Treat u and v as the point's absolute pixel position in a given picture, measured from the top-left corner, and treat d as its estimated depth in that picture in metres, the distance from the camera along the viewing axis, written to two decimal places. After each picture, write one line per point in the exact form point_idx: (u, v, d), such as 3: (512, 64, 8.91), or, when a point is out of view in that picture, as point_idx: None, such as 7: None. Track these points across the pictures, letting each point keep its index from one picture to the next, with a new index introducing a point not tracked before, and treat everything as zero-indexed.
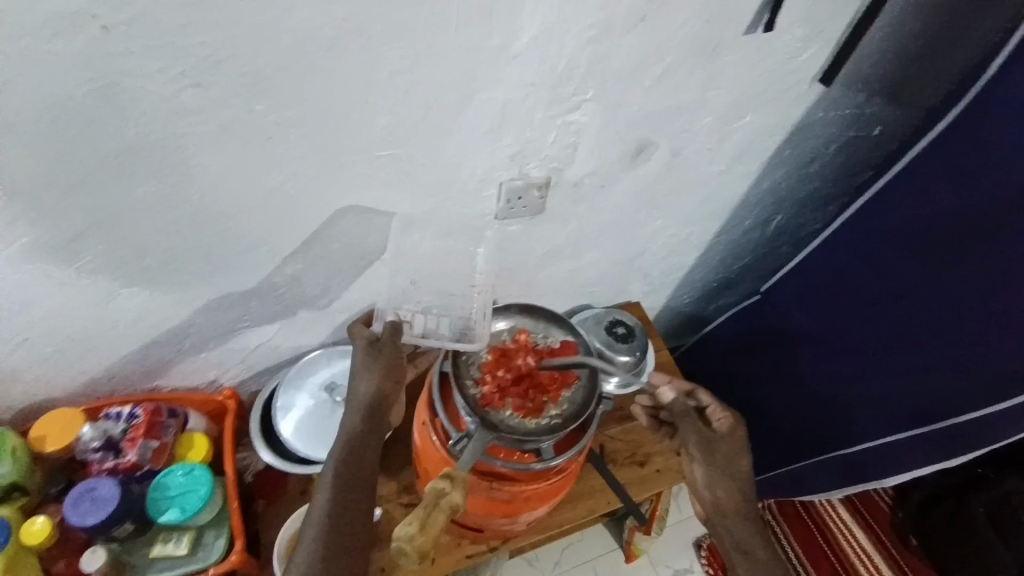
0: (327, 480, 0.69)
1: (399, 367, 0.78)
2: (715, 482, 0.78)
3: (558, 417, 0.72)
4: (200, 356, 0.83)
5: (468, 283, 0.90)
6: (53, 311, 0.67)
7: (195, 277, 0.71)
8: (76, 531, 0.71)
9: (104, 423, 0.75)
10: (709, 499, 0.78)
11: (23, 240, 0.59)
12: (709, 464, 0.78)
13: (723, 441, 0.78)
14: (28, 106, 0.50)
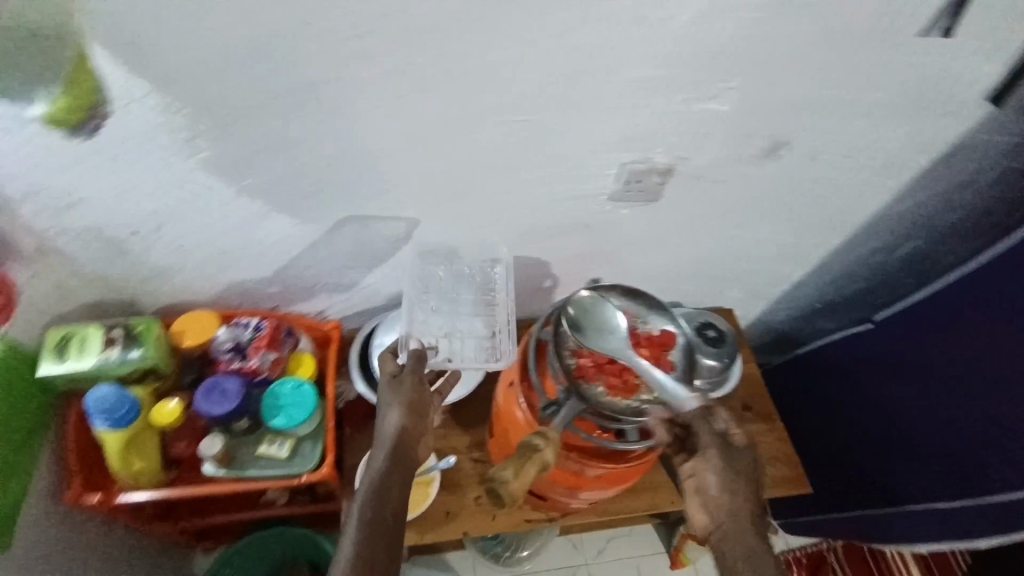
0: (355, 518, 0.65)
1: (425, 399, 0.73)
2: (724, 481, 0.64)
3: (650, 402, 0.71)
4: (316, 285, 0.91)
5: (486, 299, 0.92)
6: (210, 225, 0.76)
7: (328, 212, 0.78)
8: (200, 417, 0.81)
9: (234, 329, 0.84)
10: (727, 527, 0.63)
11: (202, 155, 0.66)
12: (729, 478, 0.65)
13: (740, 454, 0.67)
14: (232, 34, 0.56)
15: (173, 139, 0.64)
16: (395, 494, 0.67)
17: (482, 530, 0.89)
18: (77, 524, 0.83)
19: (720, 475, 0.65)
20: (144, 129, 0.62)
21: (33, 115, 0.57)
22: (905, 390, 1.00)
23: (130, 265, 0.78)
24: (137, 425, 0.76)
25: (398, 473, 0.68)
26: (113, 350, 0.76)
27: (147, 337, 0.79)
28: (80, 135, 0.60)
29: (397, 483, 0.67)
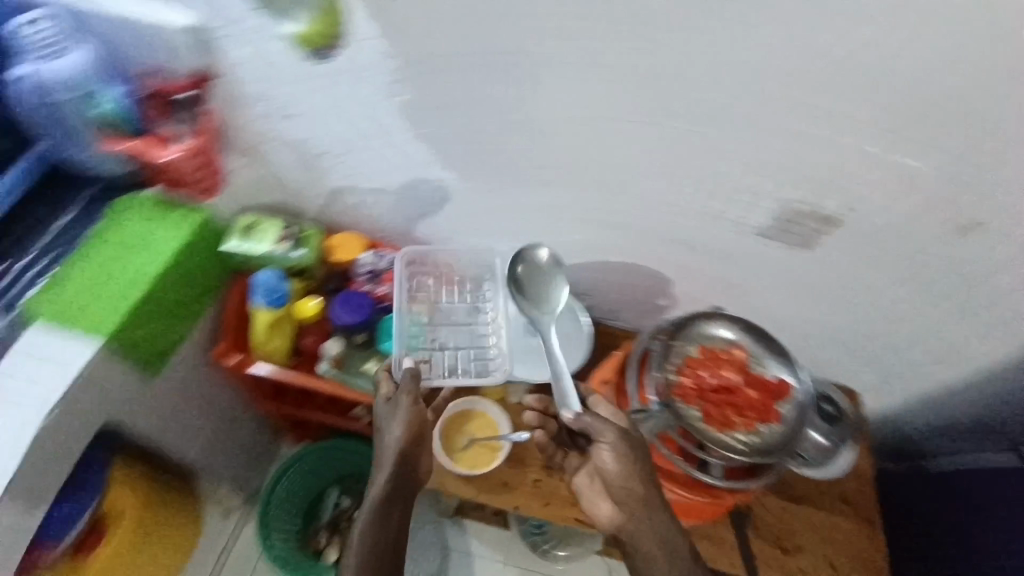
0: (360, 537, 0.67)
1: (423, 418, 0.78)
2: (626, 465, 0.63)
3: (744, 445, 0.69)
4: (451, 241, 0.96)
5: (478, 312, 1.00)
6: (383, 163, 0.83)
7: (485, 175, 0.82)
8: (331, 322, 0.92)
9: (375, 256, 0.93)
10: (636, 520, 0.62)
11: (401, 98, 0.73)
12: (629, 467, 0.63)
13: (635, 441, 0.66)
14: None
15: (383, 80, 0.71)
16: (395, 514, 0.70)
17: (532, 511, 0.91)
18: (209, 380, 0.98)
19: (624, 465, 0.63)
20: (364, 66, 0.70)
21: (291, 33, 0.67)
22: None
23: (312, 180, 0.88)
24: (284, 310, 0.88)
25: (398, 492, 0.71)
26: (283, 246, 0.88)
27: (309, 241, 0.89)
28: (321, 59, 0.69)
29: (398, 505, 0.71)
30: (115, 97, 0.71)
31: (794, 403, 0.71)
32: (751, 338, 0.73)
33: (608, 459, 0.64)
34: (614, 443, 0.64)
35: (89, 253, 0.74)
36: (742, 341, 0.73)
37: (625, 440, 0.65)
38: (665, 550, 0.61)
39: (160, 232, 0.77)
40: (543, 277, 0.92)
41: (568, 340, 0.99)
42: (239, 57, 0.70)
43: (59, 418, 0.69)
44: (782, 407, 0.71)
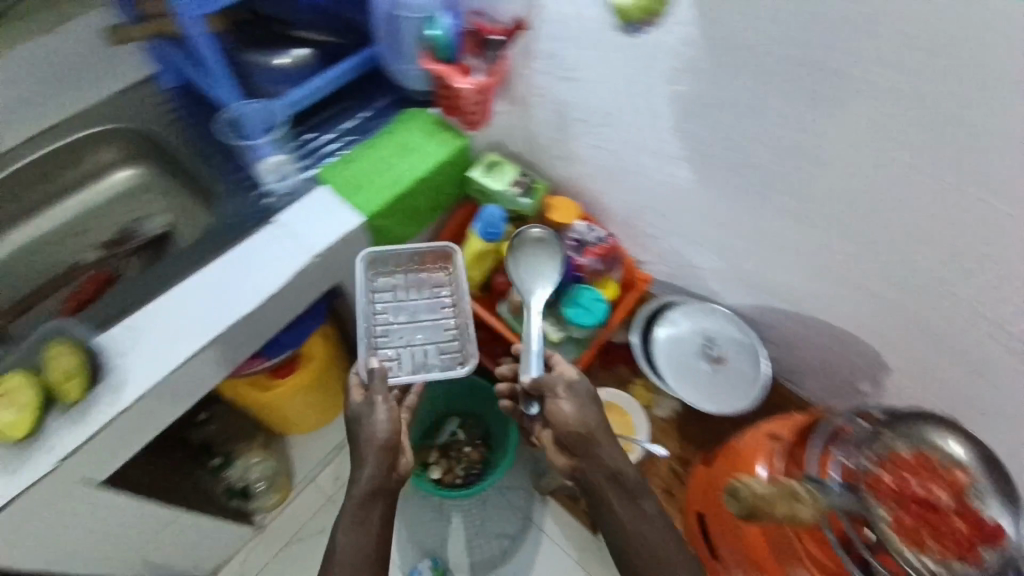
0: (344, 531, 0.68)
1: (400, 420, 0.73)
2: (583, 410, 0.71)
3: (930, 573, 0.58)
4: (659, 238, 0.95)
5: (443, 310, 0.89)
6: (631, 145, 0.84)
7: (728, 185, 0.78)
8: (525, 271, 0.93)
9: (587, 227, 0.91)
10: (584, 460, 0.70)
11: (682, 89, 0.72)
12: (576, 410, 0.71)
13: (584, 389, 0.73)
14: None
15: (672, 67, 0.70)
16: (376, 519, 0.69)
17: None
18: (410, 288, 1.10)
19: (572, 408, 0.71)
20: (663, 49, 0.69)
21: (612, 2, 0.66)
22: None
23: (556, 138, 0.93)
24: (493, 246, 0.92)
25: (374, 498, 0.70)
26: (514, 190, 0.91)
27: (535, 194, 0.92)
28: (631, 32, 0.69)
29: (377, 506, 0.70)
30: (447, 25, 0.78)
31: (1005, 556, 0.58)
32: (983, 466, 0.62)
33: (559, 408, 0.71)
34: (564, 394, 0.72)
35: (371, 148, 0.86)
36: (969, 467, 0.62)
37: (576, 387, 0.73)
38: (612, 487, 0.68)
39: (429, 146, 0.87)
40: (541, 254, 0.90)
41: (739, 384, 0.90)
42: (550, 13, 0.74)
43: (309, 267, 0.77)
44: (997, 558, 0.58)
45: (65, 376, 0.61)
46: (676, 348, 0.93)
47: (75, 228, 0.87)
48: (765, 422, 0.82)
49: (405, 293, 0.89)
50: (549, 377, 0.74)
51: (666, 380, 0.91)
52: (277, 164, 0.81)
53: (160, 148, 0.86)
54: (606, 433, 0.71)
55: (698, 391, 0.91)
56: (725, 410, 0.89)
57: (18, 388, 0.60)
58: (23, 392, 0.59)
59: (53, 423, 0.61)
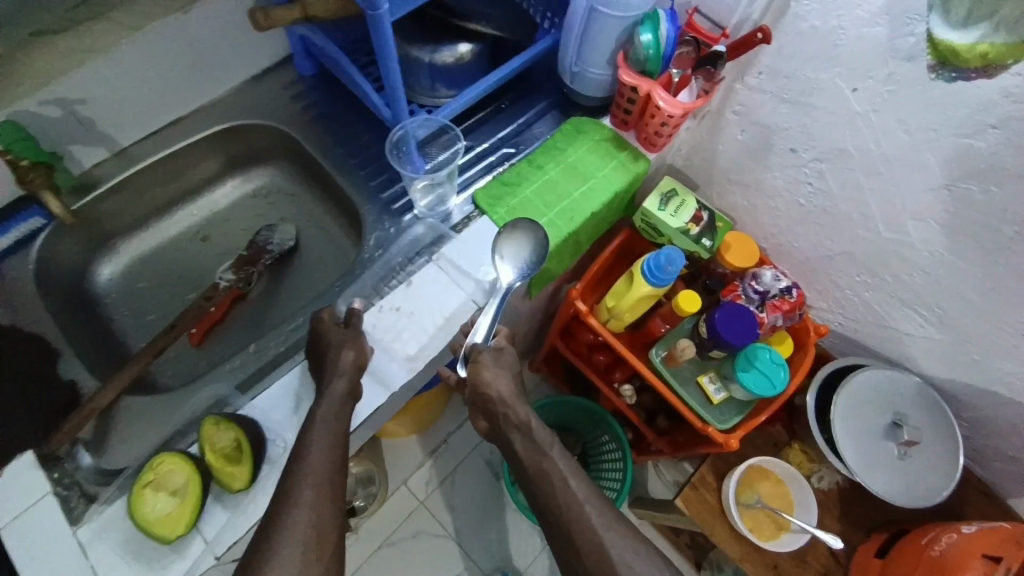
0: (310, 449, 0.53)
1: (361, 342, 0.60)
2: (495, 369, 0.64)
3: None
4: (853, 293, 0.81)
5: (455, 316, 0.67)
6: (855, 189, 0.69)
7: (995, 263, 0.62)
8: (696, 322, 0.82)
9: (774, 277, 0.79)
10: (498, 424, 0.64)
11: (976, 143, 0.55)
12: (496, 376, 0.63)
13: (505, 352, 0.66)
14: None
15: (964, 115, 0.55)
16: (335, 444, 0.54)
17: None
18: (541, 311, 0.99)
19: (492, 373, 0.63)
20: (963, 94, 0.54)
21: (931, 32, 0.52)
22: None
23: (748, 162, 0.78)
24: (662, 290, 0.79)
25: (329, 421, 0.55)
26: (694, 227, 0.80)
27: (717, 234, 0.82)
28: (948, 77, 0.54)
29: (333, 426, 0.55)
30: (664, 32, 0.66)
31: None
32: None
33: (479, 373, 0.63)
34: (482, 359, 0.63)
35: (543, 172, 0.74)
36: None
37: (498, 350, 0.65)
38: (522, 444, 0.63)
39: (607, 171, 0.75)
40: (522, 239, 0.67)
41: (931, 475, 0.79)
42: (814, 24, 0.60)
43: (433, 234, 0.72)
44: None
45: (223, 458, 0.55)
46: (858, 422, 0.81)
47: (197, 235, 0.84)
48: (967, 528, 0.70)
49: (434, 249, 0.71)
50: (477, 343, 0.64)
51: (844, 457, 0.80)
52: (428, 187, 0.72)
53: (300, 157, 0.82)
54: (523, 396, 0.65)
55: (878, 476, 0.79)
56: (911, 503, 0.77)
57: (171, 477, 0.53)
58: (180, 481, 0.53)
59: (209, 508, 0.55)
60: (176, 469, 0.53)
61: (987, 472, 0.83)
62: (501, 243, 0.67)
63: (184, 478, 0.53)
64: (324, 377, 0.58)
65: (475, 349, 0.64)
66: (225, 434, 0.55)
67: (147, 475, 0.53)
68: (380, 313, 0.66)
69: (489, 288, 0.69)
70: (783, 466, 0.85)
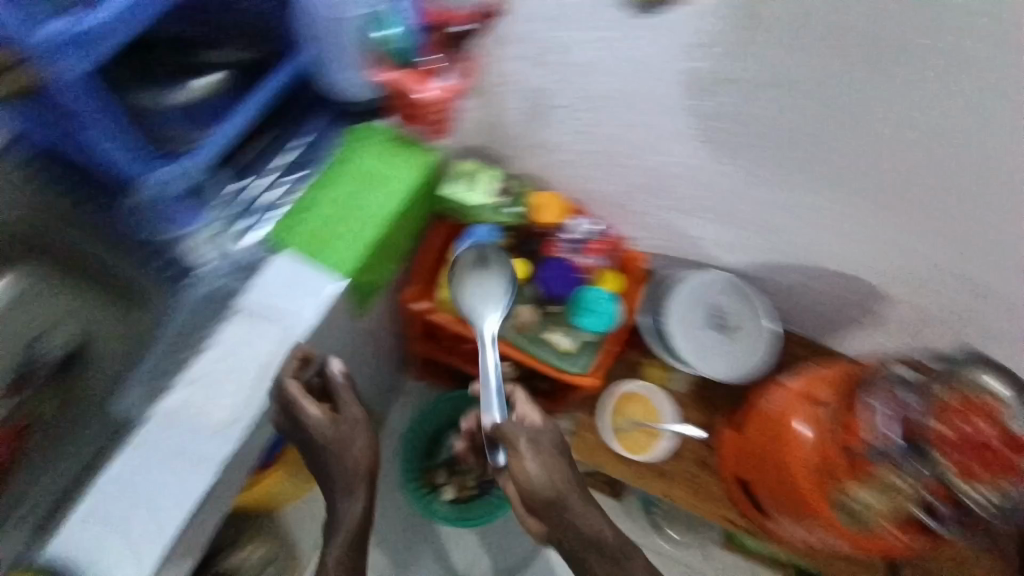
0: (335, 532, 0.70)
1: (342, 430, 0.68)
2: (548, 466, 0.67)
3: (998, 503, 0.65)
4: (653, 217, 0.90)
5: (270, 371, 0.65)
6: (622, 126, 0.77)
7: (740, 157, 0.73)
8: (529, 286, 0.87)
9: (581, 224, 0.86)
10: (553, 520, 0.69)
11: (690, 64, 0.65)
12: (539, 471, 0.67)
13: (542, 430, 0.70)
14: None
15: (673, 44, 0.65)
16: (366, 472, 0.69)
17: (682, 501, 0.92)
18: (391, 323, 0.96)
19: (539, 471, 0.67)
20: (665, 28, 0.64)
21: None
22: None
23: (531, 127, 0.83)
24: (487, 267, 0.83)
25: (351, 474, 0.69)
26: (500, 201, 0.84)
27: (524, 200, 0.85)
28: (646, 11, 0.63)
29: (359, 466, 0.69)
30: (403, 7, 0.67)
31: None
32: (1012, 392, 0.65)
33: (526, 471, 0.66)
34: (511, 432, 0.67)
35: (329, 191, 0.72)
36: (1005, 396, 0.64)
37: (529, 423, 0.69)
38: (574, 530, 0.69)
39: (398, 171, 0.75)
40: (486, 279, 0.81)
41: (754, 347, 0.92)
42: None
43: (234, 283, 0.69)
44: None
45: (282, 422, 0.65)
46: (689, 325, 0.92)
47: None
48: (790, 381, 0.79)
49: (231, 303, 0.67)
50: (511, 430, 0.67)
51: (682, 358, 0.92)
52: (209, 240, 0.69)
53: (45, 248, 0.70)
54: (572, 488, 0.69)
55: (715, 364, 0.92)
56: (744, 376, 0.91)
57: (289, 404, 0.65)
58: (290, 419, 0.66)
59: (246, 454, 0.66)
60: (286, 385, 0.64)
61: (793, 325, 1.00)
62: (467, 283, 0.80)
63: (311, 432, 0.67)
64: (325, 460, 0.69)
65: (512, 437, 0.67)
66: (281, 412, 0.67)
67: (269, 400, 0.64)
68: (188, 388, 0.63)
69: (297, 335, 0.66)
70: (641, 384, 0.95)
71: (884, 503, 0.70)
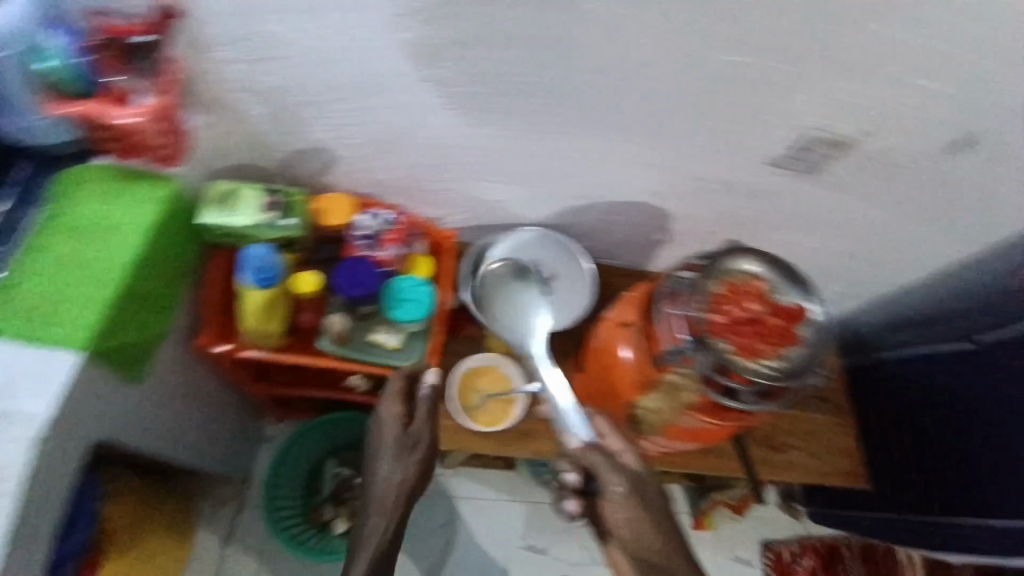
0: (371, 530, 0.78)
1: (414, 436, 0.78)
2: (635, 477, 0.72)
3: (777, 370, 0.69)
4: (448, 191, 0.90)
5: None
6: (378, 112, 0.74)
7: (496, 119, 0.74)
8: (331, 295, 0.81)
9: (370, 216, 0.82)
10: (618, 543, 0.70)
11: (407, 35, 0.63)
12: (630, 523, 0.69)
13: (627, 468, 0.72)
14: None
15: (381, 18, 0.61)
16: (406, 480, 0.78)
17: (553, 454, 0.94)
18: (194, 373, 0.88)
19: (615, 486, 0.70)
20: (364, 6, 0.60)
21: None
22: (961, 410, 1.04)
23: (286, 132, 0.77)
24: (278, 288, 0.76)
25: (419, 468, 0.79)
26: (271, 215, 0.76)
27: (301, 208, 0.78)
28: None
29: (413, 473, 0.78)
30: (53, 42, 0.58)
31: (810, 332, 0.71)
32: (769, 269, 0.74)
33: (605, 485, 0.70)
34: (598, 450, 0.73)
35: (44, 257, 0.62)
36: (763, 275, 0.73)
37: (619, 437, 0.76)
38: (638, 558, 0.70)
39: (126, 215, 0.66)
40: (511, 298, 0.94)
41: (574, 289, 0.96)
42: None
43: None
44: (805, 331, 0.71)
45: (398, 397, 0.79)
46: (510, 286, 0.95)
47: None
48: (607, 314, 0.84)
49: None
50: (597, 458, 0.71)
51: (512, 320, 0.92)
52: None
53: None
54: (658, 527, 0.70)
55: (545, 316, 0.94)
56: (573, 318, 0.95)
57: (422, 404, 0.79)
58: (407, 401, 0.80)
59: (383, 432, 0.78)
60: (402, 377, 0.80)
61: (606, 259, 1.07)
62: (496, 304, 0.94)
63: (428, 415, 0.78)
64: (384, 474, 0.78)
65: (592, 462, 0.70)
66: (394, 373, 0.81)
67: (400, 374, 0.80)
68: None
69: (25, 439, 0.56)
70: (488, 356, 0.95)
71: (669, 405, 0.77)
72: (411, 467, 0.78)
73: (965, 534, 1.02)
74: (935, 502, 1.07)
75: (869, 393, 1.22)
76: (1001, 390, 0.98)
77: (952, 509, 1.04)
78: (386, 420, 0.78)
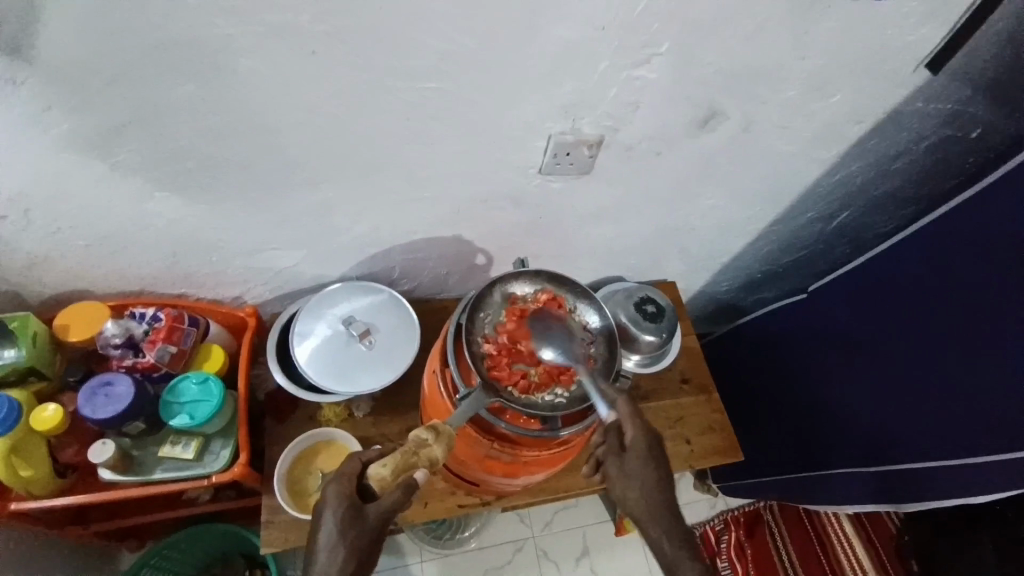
0: None
1: (372, 522, 0.62)
2: (648, 452, 0.67)
3: (564, 396, 0.72)
4: (229, 271, 0.82)
5: None
6: (87, 212, 0.66)
7: (227, 189, 0.68)
8: (88, 423, 0.72)
9: (126, 321, 0.75)
10: (645, 519, 0.67)
11: (61, 127, 0.56)
12: (638, 484, 0.67)
13: (641, 444, 0.67)
14: (32, 30, 0.48)
15: (20, 114, 0.54)
16: (351, 558, 0.60)
17: (414, 516, 0.87)
18: None
19: (630, 469, 0.67)
20: None
21: None
22: (812, 360, 1.06)
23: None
24: (17, 432, 0.68)
25: (362, 550, 0.61)
26: None
27: (22, 335, 0.68)
28: None
29: (358, 548, 0.60)
30: None
31: (600, 343, 0.76)
32: (554, 285, 0.79)
33: (614, 469, 0.68)
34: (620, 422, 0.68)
35: None
36: (544, 290, 0.78)
37: (637, 411, 0.68)
38: (654, 518, 0.67)
39: None
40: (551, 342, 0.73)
41: (398, 334, 0.89)
42: None
43: None
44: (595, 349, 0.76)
45: (384, 481, 0.63)
46: (329, 354, 0.86)
47: None
48: (429, 366, 0.79)
49: None
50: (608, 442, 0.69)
51: (334, 391, 0.84)
52: None
53: None
54: (665, 501, 0.67)
55: (370, 371, 0.86)
56: (404, 364, 0.87)
57: (419, 455, 0.63)
58: (358, 488, 0.65)
59: (322, 519, 0.61)
60: (439, 446, 0.63)
61: (442, 294, 1.02)
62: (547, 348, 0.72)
63: (408, 482, 0.63)
64: (330, 538, 0.60)
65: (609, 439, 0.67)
66: (407, 438, 0.65)
67: (408, 441, 0.64)
68: None
69: None
70: (324, 429, 0.87)
71: (394, 474, 0.63)
72: (360, 547, 0.61)
73: (837, 482, 1.02)
74: (815, 458, 1.06)
75: (741, 358, 1.23)
76: (839, 329, 1.00)
77: (827, 463, 1.04)
78: (328, 502, 0.62)
